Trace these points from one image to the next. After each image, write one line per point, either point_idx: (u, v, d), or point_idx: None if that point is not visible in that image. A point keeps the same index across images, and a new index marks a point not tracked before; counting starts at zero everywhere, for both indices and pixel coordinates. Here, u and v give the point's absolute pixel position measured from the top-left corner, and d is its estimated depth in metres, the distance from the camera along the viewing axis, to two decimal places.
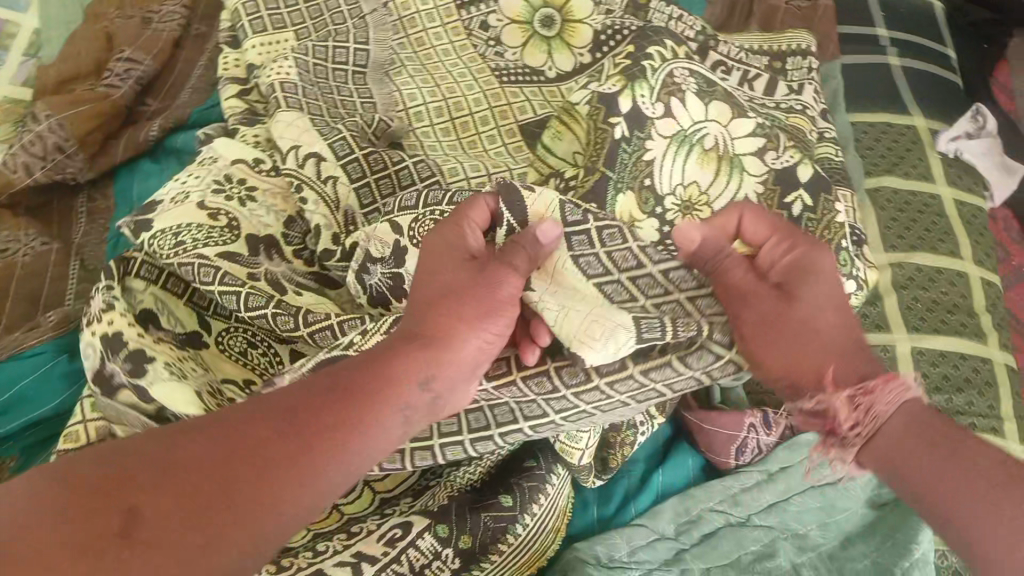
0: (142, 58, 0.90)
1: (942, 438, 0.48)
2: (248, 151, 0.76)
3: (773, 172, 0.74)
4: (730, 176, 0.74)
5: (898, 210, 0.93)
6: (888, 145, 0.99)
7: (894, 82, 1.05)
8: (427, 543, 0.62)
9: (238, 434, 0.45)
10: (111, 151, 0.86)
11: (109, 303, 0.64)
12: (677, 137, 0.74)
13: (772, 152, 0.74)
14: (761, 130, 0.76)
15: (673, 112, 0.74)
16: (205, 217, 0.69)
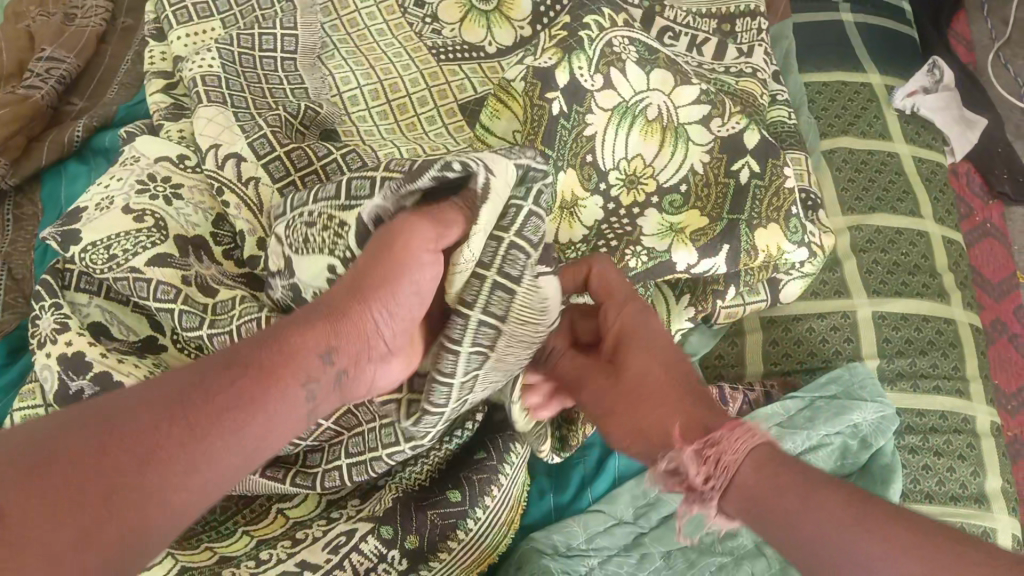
0: (64, 56, 0.87)
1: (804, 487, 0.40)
2: (172, 149, 0.72)
3: (720, 139, 0.71)
4: (676, 145, 0.71)
5: (855, 170, 0.90)
6: (843, 104, 0.96)
7: (847, 39, 1.02)
8: (370, 545, 0.60)
9: (155, 404, 0.39)
10: (35, 154, 0.82)
11: (61, 322, 0.63)
12: (618, 109, 0.70)
13: (718, 119, 0.71)
14: (706, 97, 0.72)
15: (613, 83, 0.70)
16: (131, 222, 0.65)
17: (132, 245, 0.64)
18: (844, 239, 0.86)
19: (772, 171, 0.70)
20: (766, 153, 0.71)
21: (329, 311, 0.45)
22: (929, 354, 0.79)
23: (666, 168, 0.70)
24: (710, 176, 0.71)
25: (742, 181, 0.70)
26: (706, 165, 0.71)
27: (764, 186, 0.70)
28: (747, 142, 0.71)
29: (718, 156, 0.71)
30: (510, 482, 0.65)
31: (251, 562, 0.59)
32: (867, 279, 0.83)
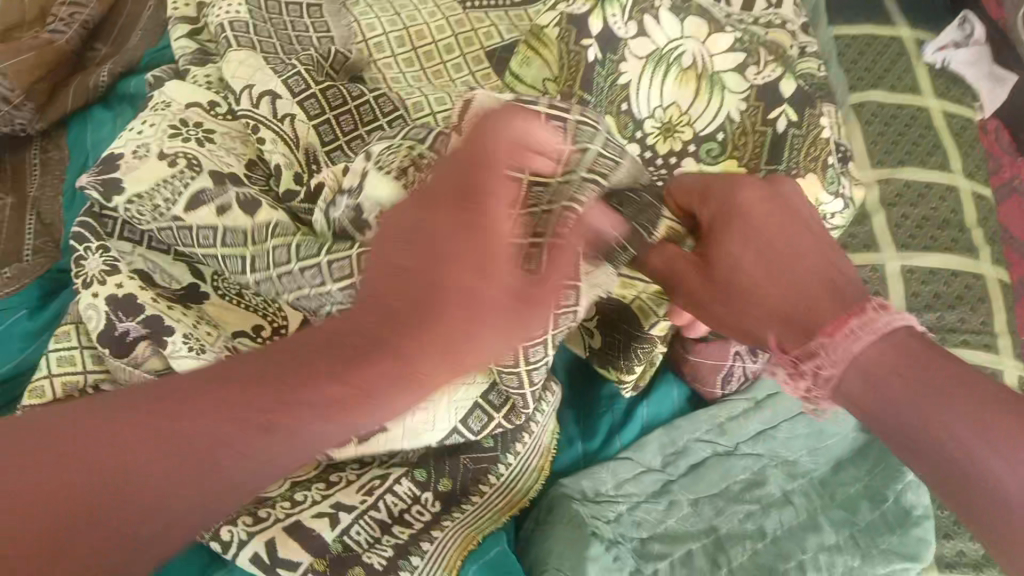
0: (88, 1, 0.86)
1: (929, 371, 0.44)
2: (202, 93, 0.72)
3: (756, 87, 0.69)
4: (711, 94, 0.70)
5: (884, 124, 0.90)
6: (873, 58, 0.95)
7: None
8: (404, 488, 0.61)
9: (117, 431, 0.41)
10: (61, 101, 0.82)
11: (111, 266, 0.64)
12: (653, 57, 0.70)
13: (753, 67, 0.69)
14: (741, 44, 0.70)
15: (647, 29, 0.70)
16: (166, 166, 0.64)
17: (175, 185, 0.63)
18: (873, 193, 0.85)
19: (809, 120, 0.69)
20: (804, 100, 0.69)
21: (386, 289, 0.43)
22: (957, 309, 0.79)
23: (703, 118, 0.70)
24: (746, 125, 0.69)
25: (780, 130, 0.69)
26: (742, 114, 0.69)
27: (801, 135, 0.69)
28: (783, 92, 0.68)
29: (755, 104, 0.69)
30: (542, 429, 0.65)
31: (285, 503, 0.60)
32: (896, 233, 0.83)
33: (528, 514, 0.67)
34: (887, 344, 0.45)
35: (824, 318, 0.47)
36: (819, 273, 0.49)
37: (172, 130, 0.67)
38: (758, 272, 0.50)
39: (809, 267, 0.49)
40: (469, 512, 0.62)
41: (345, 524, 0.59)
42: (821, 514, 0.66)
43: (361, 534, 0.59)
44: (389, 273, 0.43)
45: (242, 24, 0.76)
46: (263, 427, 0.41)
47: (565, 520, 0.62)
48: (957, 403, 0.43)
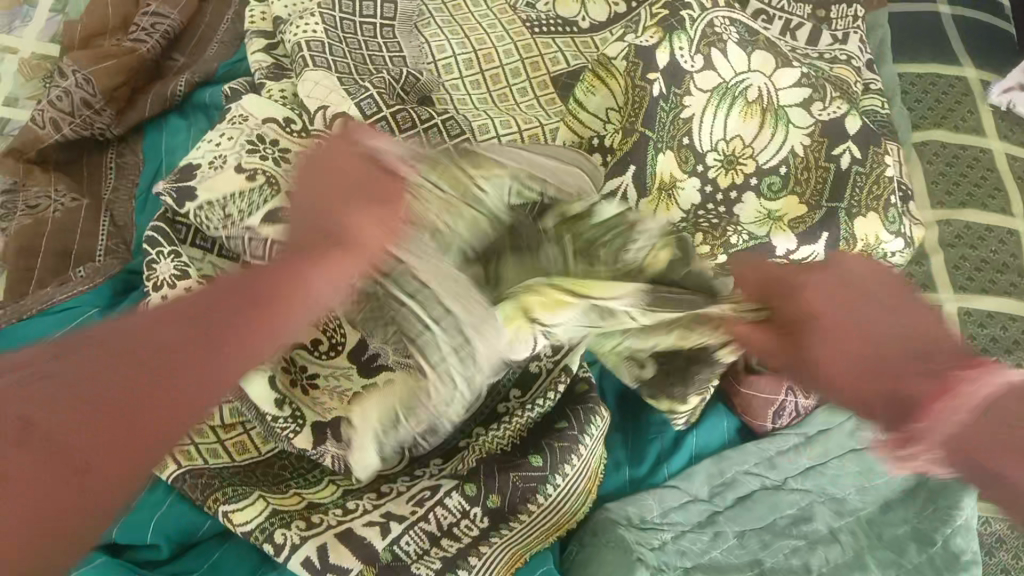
0: (168, 12, 0.89)
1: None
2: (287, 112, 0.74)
3: (821, 123, 0.71)
4: (776, 128, 0.71)
5: (946, 164, 0.89)
6: (935, 97, 0.95)
7: (943, 31, 1.00)
8: (454, 501, 0.62)
9: (126, 346, 0.33)
10: (138, 106, 0.85)
11: (181, 270, 0.66)
12: (719, 89, 0.69)
13: (819, 103, 0.71)
14: (807, 80, 0.72)
15: (713, 63, 0.70)
16: (243, 181, 0.67)
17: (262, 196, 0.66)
18: (931, 233, 0.85)
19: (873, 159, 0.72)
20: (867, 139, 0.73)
21: (295, 247, 0.41)
22: (1015, 354, 0.78)
23: (765, 152, 0.70)
24: (810, 160, 0.71)
25: (843, 167, 0.71)
26: (806, 149, 0.71)
27: (863, 175, 0.72)
28: (849, 128, 0.72)
29: (819, 140, 0.71)
30: (589, 453, 0.65)
31: (338, 510, 0.61)
32: (953, 275, 0.82)
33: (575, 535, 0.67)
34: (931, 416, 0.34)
35: (922, 388, 0.34)
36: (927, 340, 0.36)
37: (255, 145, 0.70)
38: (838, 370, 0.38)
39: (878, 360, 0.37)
40: (515, 530, 0.62)
41: (396, 533, 0.60)
42: (867, 553, 0.66)
43: (410, 544, 0.60)
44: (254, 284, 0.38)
45: (317, 45, 0.78)
46: (266, 317, 0.36)
47: (612, 544, 0.63)
48: None
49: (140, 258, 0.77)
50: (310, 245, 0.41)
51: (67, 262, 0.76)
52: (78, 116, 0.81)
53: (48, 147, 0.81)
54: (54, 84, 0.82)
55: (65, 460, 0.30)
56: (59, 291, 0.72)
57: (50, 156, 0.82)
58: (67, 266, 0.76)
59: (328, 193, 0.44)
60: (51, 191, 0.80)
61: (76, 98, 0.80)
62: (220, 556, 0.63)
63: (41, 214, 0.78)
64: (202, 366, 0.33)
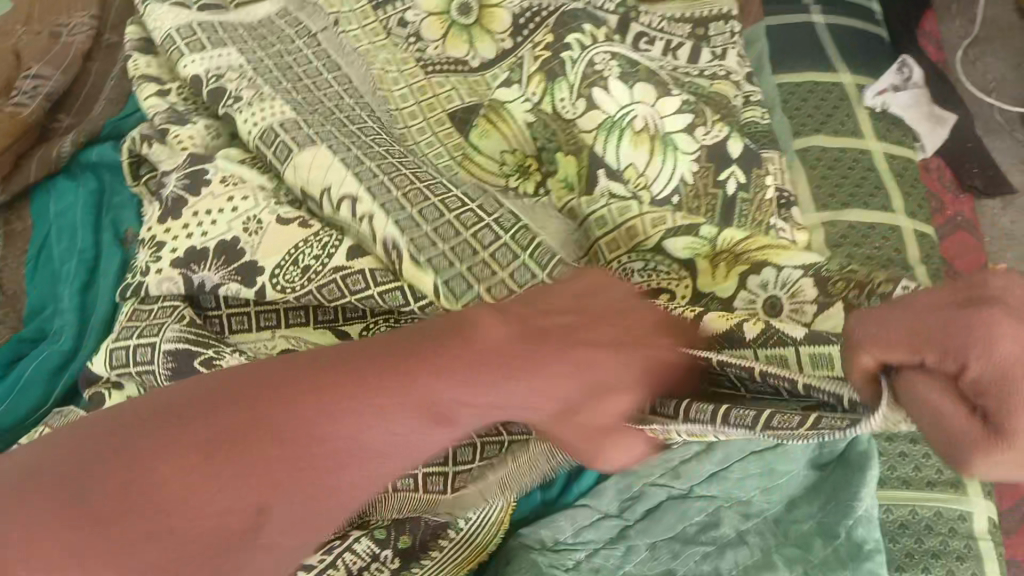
0: (52, 73, 0.89)
1: (396, 362, 0.46)
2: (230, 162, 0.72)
3: (704, 147, 0.74)
4: (665, 153, 0.73)
5: (828, 167, 0.92)
6: (817, 103, 0.98)
7: (818, 40, 1.04)
8: (364, 545, 0.61)
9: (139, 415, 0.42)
10: (25, 170, 0.84)
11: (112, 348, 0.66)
12: (605, 125, 0.72)
13: (701, 128, 0.74)
14: (688, 106, 0.75)
15: (596, 102, 0.73)
16: (219, 186, 0.71)
17: (211, 268, 0.66)
18: (818, 235, 0.87)
19: (755, 185, 0.75)
20: (749, 163, 0.76)
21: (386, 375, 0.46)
22: None
23: (658, 177, 0.72)
24: (699, 185, 0.73)
25: (729, 191, 0.74)
26: (696, 175, 0.73)
27: (749, 200, 0.75)
28: (732, 152, 0.75)
29: (706, 164, 0.74)
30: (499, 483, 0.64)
31: None
32: None
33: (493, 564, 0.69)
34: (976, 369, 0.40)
35: (568, 401, 0.48)
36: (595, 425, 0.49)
37: (194, 210, 0.70)
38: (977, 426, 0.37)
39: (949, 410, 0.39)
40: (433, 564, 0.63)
41: None
42: (774, 551, 0.68)
43: None
44: (331, 395, 0.44)
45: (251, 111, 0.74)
46: (321, 419, 0.43)
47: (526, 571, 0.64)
48: (537, 387, 0.48)
49: (31, 324, 0.75)
50: (387, 365, 0.46)
51: None
52: None
53: None
54: None
55: (231, 530, 0.40)
56: None
57: None
58: None
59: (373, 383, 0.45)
60: None
61: None
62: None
63: None
64: (243, 478, 0.41)
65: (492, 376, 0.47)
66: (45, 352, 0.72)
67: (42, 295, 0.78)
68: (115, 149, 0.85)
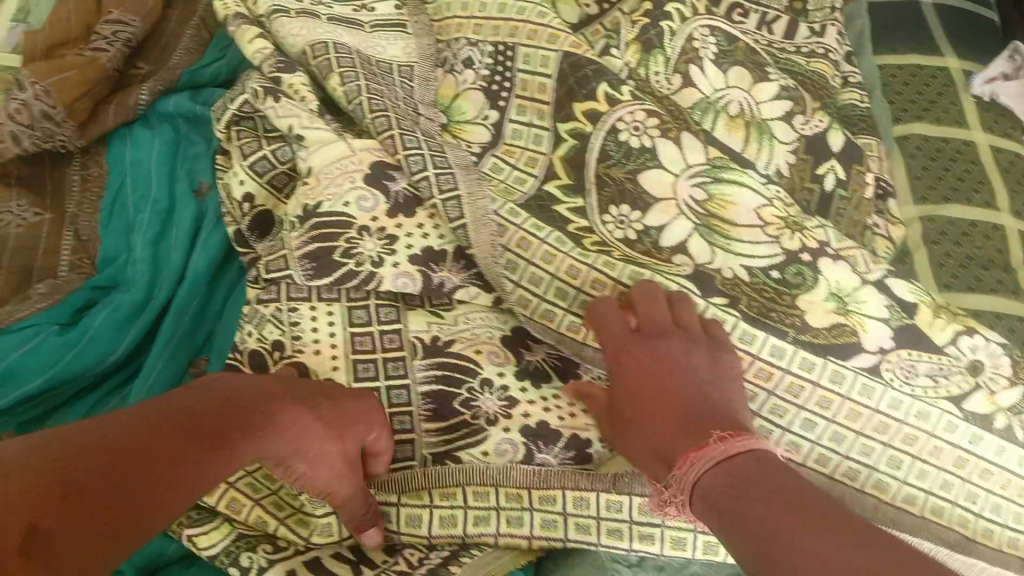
0: (131, 19, 0.87)
1: (224, 407, 0.53)
2: (327, 137, 0.68)
3: (804, 138, 0.72)
4: (762, 144, 0.70)
5: (929, 158, 0.87)
6: (919, 89, 0.92)
7: (926, 21, 0.98)
8: (420, 537, 0.62)
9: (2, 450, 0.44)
10: (102, 117, 0.83)
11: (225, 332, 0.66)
12: (700, 105, 0.71)
13: (800, 117, 0.72)
14: (787, 93, 0.73)
15: (694, 82, 0.72)
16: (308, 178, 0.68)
17: (299, 272, 0.64)
18: (913, 231, 0.83)
19: (855, 179, 0.72)
20: (850, 159, 0.73)
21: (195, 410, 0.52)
22: None
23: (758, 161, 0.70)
24: (795, 177, 0.71)
25: (827, 187, 0.71)
26: (792, 166, 0.71)
27: (846, 197, 0.72)
28: (832, 145, 0.73)
29: (803, 156, 0.72)
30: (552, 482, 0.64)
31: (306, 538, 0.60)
32: (937, 272, 0.80)
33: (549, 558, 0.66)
34: (732, 478, 0.50)
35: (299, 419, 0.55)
36: (325, 392, 0.58)
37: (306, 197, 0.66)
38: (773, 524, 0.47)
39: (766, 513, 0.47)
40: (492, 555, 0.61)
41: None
42: None
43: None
44: (175, 428, 0.50)
45: (355, 87, 0.71)
46: (191, 446, 0.49)
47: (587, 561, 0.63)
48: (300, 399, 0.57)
49: (103, 272, 0.75)
50: (171, 427, 0.49)
51: (28, 281, 0.75)
52: (38, 128, 0.79)
53: (8, 161, 0.79)
54: (12, 97, 0.80)
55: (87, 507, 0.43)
56: (19, 311, 0.71)
57: (10, 172, 0.80)
58: (29, 284, 0.75)
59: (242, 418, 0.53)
60: (12, 206, 0.78)
61: (35, 110, 0.79)
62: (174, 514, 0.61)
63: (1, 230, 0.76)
64: (77, 479, 0.44)
65: (216, 415, 0.52)
66: (116, 304, 0.71)
67: (115, 244, 0.77)
68: (192, 101, 0.83)
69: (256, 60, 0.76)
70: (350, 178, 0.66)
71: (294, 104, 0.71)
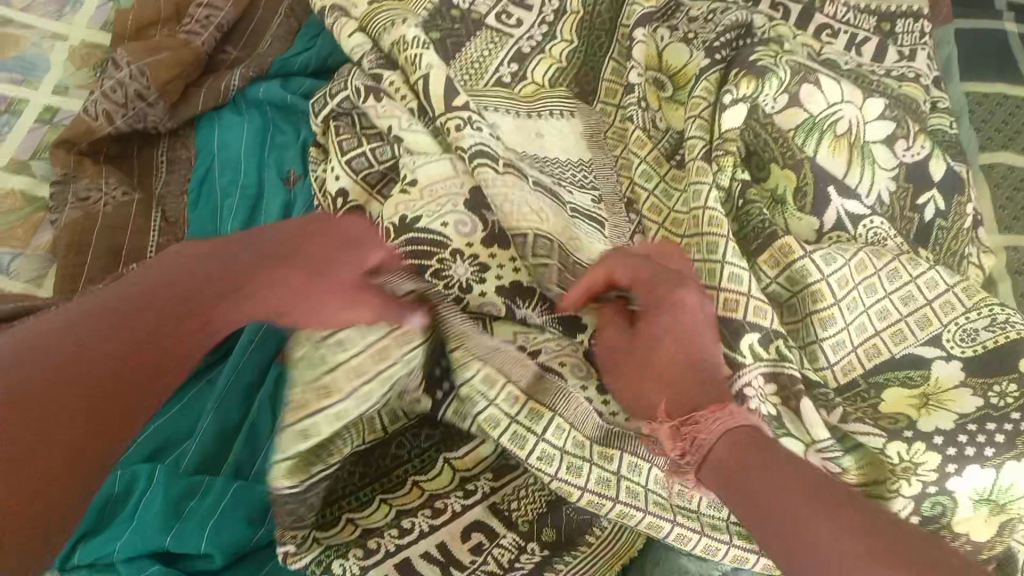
0: (222, 4, 0.88)
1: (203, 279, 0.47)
2: (430, 143, 0.70)
3: (904, 165, 0.73)
4: (863, 166, 0.71)
5: (1014, 188, 0.86)
6: (1002, 119, 0.92)
7: (1010, 51, 0.97)
8: (508, 539, 0.59)
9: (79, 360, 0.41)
10: (192, 100, 0.83)
11: None
12: (803, 126, 0.71)
13: (902, 142, 0.73)
14: (890, 113, 0.73)
15: (802, 100, 0.72)
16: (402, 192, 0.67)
17: None
18: (998, 260, 0.82)
19: (954, 213, 0.73)
20: (948, 189, 0.73)
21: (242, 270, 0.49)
22: None
23: (860, 187, 0.70)
24: (894, 205, 0.71)
25: (926, 218, 0.73)
26: (892, 193, 0.71)
27: (946, 227, 0.73)
28: (932, 173, 0.73)
29: (904, 184, 0.72)
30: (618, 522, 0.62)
31: (394, 531, 0.57)
32: (1021, 302, 0.79)
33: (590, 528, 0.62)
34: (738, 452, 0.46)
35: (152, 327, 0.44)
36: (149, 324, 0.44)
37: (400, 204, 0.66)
38: (816, 527, 0.40)
39: (785, 505, 0.42)
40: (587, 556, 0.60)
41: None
42: None
43: None
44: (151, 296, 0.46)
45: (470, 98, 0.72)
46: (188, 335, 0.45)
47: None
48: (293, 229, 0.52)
49: None
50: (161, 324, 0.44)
51: (118, 259, 0.74)
52: (131, 108, 0.80)
53: (100, 138, 0.80)
54: (107, 75, 0.81)
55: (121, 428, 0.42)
56: None
57: (100, 149, 0.80)
58: (118, 262, 0.74)
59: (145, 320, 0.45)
60: (101, 183, 0.78)
61: (130, 90, 0.79)
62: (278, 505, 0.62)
63: (91, 206, 0.76)
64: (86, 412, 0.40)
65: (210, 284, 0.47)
66: None
67: (203, 227, 0.77)
68: (282, 89, 0.84)
69: (355, 54, 0.78)
70: (452, 201, 0.66)
71: (394, 104, 0.73)
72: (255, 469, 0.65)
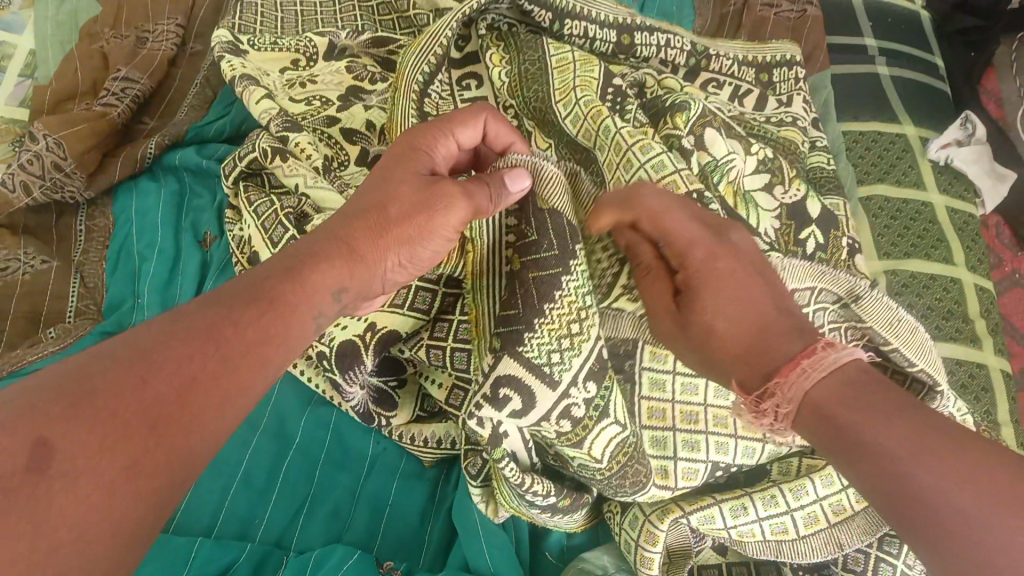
0: (138, 76, 0.91)
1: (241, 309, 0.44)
2: (338, 198, 0.74)
3: (785, 206, 0.78)
4: (749, 211, 0.77)
5: (891, 217, 0.93)
6: (878, 154, 0.99)
7: (882, 92, 1.05)
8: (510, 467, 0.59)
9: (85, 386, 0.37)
10: (109, 169, 0.86)
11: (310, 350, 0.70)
12: (710, 167, 0.76)
13: (780, 187, 0.79)
14: (765, 167, 0.80)
15: (707, 142, 0.77)
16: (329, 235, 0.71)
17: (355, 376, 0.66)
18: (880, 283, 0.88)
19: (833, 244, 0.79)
20: (826, 222, 0.79)
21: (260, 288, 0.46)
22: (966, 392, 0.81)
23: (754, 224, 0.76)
24: (781, 241, 0.77)
25: (809, 251, 0.77)
26: (777, 230, 0.77)
27: (826, 259, 0.78)
28: (810, 211, 0.78)
29: (787, 222, 0.78)
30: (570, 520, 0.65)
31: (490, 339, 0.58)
32: None
33: (487, 541, 0.66)
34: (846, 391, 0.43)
35: (174, 352, 0.40)
36: (197, 342, 0.41)
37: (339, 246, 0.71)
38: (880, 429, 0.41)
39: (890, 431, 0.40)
40: (608, 473, 0.60)
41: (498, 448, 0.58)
42: None
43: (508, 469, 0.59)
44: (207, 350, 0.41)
45: None
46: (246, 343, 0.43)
47: None
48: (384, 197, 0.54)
49: (109, 318, 0.77)
50: (192, 349, 0.41)
51: (36, 324, 0.77)
52: (48, 178, 0.82)
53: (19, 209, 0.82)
54: (25, 148, 0.83)
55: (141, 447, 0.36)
56: (29, 353, 0.72)
57: (19, 220, 0.83)
58: (37, 327, 0.77)
59: (198, 331, 0.42)
60: (19, 252, 0.80)
61: (47, 161, 0.81)
62: (196, 555, 0.64)
63: (11, 275, 0.78)
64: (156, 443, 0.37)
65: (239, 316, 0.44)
66: None
67: (122, 290, 0.80)
68: (197, 155, 0.87)
69: (264, 120, 0.82)
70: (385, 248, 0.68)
71: (301, 163, 0.77)
72: (177, 523, 0.68)
